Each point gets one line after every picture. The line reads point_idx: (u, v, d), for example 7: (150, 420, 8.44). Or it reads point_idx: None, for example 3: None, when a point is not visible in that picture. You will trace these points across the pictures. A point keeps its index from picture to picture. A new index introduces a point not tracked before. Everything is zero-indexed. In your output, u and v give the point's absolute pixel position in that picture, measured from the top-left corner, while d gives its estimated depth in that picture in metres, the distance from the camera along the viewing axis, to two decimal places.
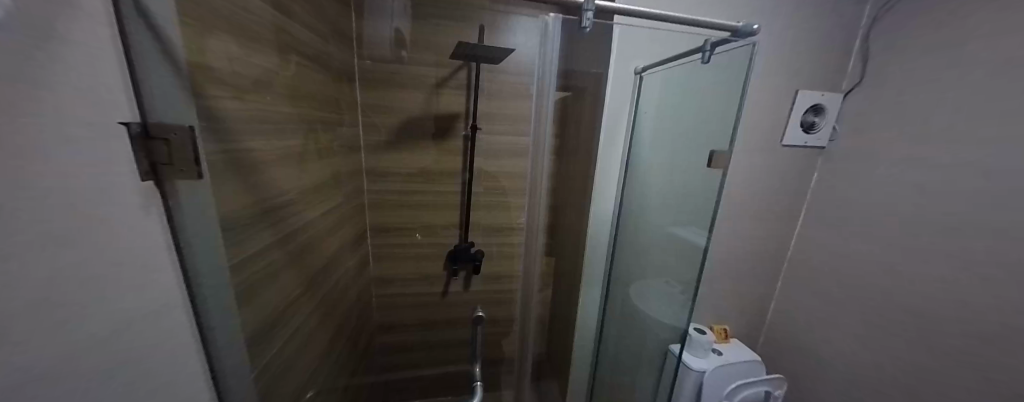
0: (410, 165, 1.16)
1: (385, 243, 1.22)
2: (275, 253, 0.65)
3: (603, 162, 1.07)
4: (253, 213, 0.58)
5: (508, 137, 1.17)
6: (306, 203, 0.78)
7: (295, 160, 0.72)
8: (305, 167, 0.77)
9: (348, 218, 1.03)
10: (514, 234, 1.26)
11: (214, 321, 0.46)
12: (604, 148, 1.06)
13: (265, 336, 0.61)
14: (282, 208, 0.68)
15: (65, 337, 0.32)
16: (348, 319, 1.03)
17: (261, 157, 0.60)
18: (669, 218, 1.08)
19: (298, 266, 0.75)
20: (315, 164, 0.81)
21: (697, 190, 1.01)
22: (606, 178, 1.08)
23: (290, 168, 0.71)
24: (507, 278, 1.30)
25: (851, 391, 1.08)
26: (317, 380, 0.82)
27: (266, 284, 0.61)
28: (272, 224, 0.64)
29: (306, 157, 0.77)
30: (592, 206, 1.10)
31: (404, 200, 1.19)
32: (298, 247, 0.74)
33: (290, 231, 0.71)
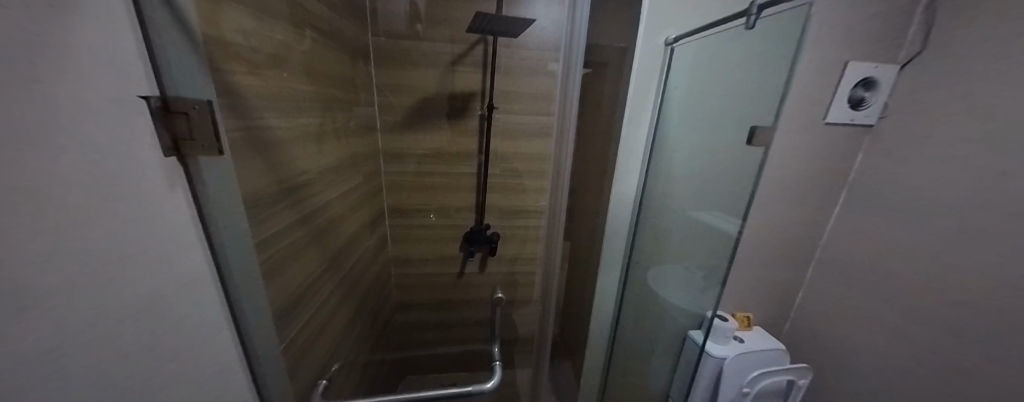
0: (426, 146, 1.14)
1: (402, 224, 1.23)
2: (296, 232, 0.66)
3: (627, 141, 1.01)
4: (273, 193, 0.58)
5: (527, 117, 1.14)
6: (325, 184, 0.78)
7: (313, 140, 0.72)
8: (323, 148, 0.76)
9: (366, 200, 1.04)
10: (535, 217, 1.25)
11: (242, 296, 0.48)
12: (627, 126, 0.99)
13: (289, 312, 0.62)
14: (302, 188, 0.68)
15: (104, 307, 0.33)
16: (369, 297, 1.06)
17: (280, 135, 0.60)
18: (695, 202, 1.03)
19: (319, 246, 0.76)
20: (333, 145, 0.81)
21: (730, 175, 0.92)
22: (628, 159, 1.02)
23: (309, 149, 0.71)
24: (524, 260, 1.31)
25: (880, 386, 1.02)
26: (340, 356, 0.85)
27: (289, 262, 0.63)
28: (292, 204, 0.65)
29: (324, 138, 0.76)
30: (613, 190, 1.05)
31: (420, 182, 1.18)
32: (318, 227, 0.75)
33: (310, 211, 0.71)
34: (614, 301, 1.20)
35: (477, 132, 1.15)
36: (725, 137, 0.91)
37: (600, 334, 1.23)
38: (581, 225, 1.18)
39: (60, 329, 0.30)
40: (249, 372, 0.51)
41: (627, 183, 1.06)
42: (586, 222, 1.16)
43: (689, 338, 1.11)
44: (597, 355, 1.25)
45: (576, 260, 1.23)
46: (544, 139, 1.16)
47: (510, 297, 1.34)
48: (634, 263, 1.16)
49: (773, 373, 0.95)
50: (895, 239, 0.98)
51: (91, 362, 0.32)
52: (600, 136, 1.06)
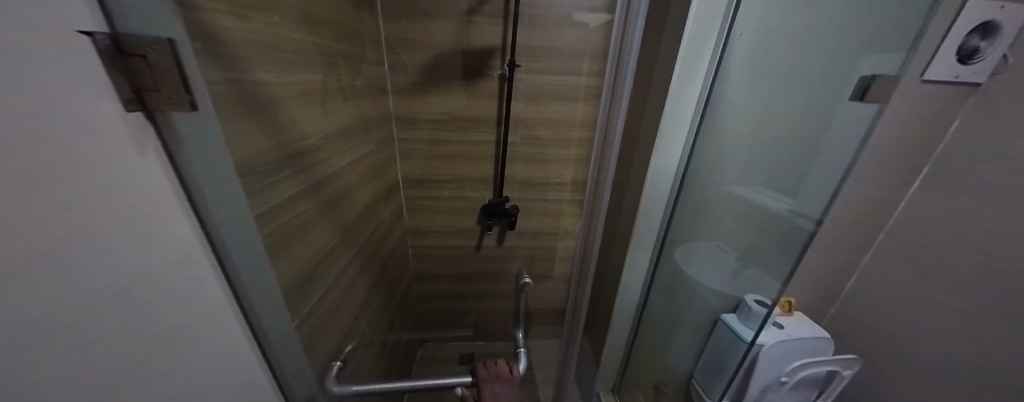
0: (441, 111, 1.05)
1: (417, 195, 1.17)
2: (303, 203, 0.60)
3: (679, 103, 0.82)
4: (273, 159, 0.51)
5: (553, 77, 1.01)
6: (332, 150, 0.71)
7: (315, 100, 0.64)
8: (327, 109, 0.68)
9: (379, 169, 0.96)
10: (558, 189, 1.17)
11: (243, 274, 0.43)
12: (684, 84, 0.80)
13: (299, 288, 0.58)
14: (306, 155, 0.61)
15: (69, 293, 0.27)
16: (386, 268, 1.04)
17: (277, 93, 0.53)
18: (739, 176, 0.90)
19: (331, 218, 0.71)
20: (338, 106, 0.73)
21: (795, 147, 0.81)
22: (677, 124, 0.85)
23: (312, 111, 0.63)
24: (545, 235, 1.25)
25: (920, 387, 0.90)
26: (356, 334, 0.82)
27: (297, 235, 0.58)
28: (296, 171, 0.58)
29: (326, 98, 0.68)
30: (653, 159, 0.88)
31: (434, 150, 1.10)
32: (328, 197, 0.70)
33: (318, 179, 0.65)
34: (641, 285, 1.09)
35: (497, 95, 1.04)
36: (795, 100, 0.79)
37: (623, 319, 1.14)
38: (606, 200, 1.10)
39: (22, 318, 0.25)
40: (262, 350, 0.47)
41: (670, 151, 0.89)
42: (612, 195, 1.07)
43: (722, 320, 1.04)
44: (620, 335, 1.19)
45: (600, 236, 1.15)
46: (573, 104, 1.05)
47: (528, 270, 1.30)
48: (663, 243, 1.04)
49: (815, 364, 0.87)
50: (969, 217, 0.81)
51: (69, 353, 0.27)
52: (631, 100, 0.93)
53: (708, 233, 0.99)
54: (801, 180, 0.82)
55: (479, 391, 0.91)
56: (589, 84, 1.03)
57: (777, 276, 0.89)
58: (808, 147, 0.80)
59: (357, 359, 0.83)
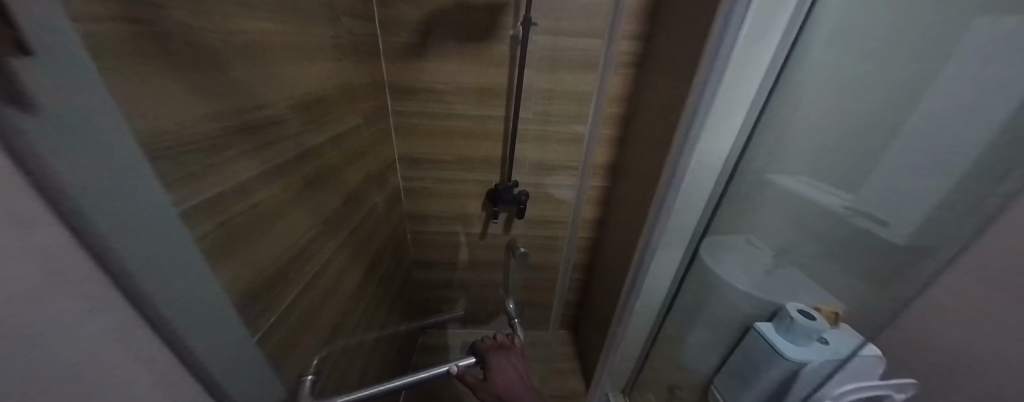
0: (443, 79, 0.90)
1: (415, 176, 1.04)
2: (265, 192, 0.47)
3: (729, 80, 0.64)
4: (218, 134, 0.39)
5: (575, 40, 0.85)
6: (306, 123, 0.57)
7: (269, 57, 0.49)
8: (291, 70, 0.53)
9: (369, 147, 0.83)
10: (573, 173, 1.05)
11: (158, 299, 0.31)
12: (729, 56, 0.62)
13: (257, 299, 0.46)
14: (264, 128, 0.47)
15: None
16: (381, 257, 0.94)
17: (219, 44, 0.40)
18: (806, 164, 0.74)
19: (311, 208, 0.58)
20: (309, 67, 0.58)
21: (868, 133, 0.63)
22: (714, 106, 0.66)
23: (265, 70, 0.48)
24: (557, 223, 1.14)
25: None
26: (341, 336, 0.73)
27: (264, 225, 0.47)
28: (248, 150, 0.44)
29: (289, 56, 0.53)
30: (693, 148, 0.70)
31: (435, 126, 0.96)
32: (306, 183, 0.56)
33: (289, 160, 0.52)
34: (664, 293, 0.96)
35: (509, 61, 0.88)
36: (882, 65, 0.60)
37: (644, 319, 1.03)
38: (629, 188, 0.96)
39: None
40: (200, 387, 0.36)
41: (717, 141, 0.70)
42: (633, 183, 0.94)
43: (754, 328, 0.90)
44: (637, 337, 1.09)
45: (619, 229, 1.03)
46: (596, 73, 0.90)
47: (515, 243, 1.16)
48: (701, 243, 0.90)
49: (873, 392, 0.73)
50: None
51: None
52: (671, 70, 0.77)
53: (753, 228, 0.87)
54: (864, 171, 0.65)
55: (485, 363, 0.85)
56: (618, 49, 0.87)
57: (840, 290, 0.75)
58: (887, 137, 0.60)
59: (343, 360, 0.74)
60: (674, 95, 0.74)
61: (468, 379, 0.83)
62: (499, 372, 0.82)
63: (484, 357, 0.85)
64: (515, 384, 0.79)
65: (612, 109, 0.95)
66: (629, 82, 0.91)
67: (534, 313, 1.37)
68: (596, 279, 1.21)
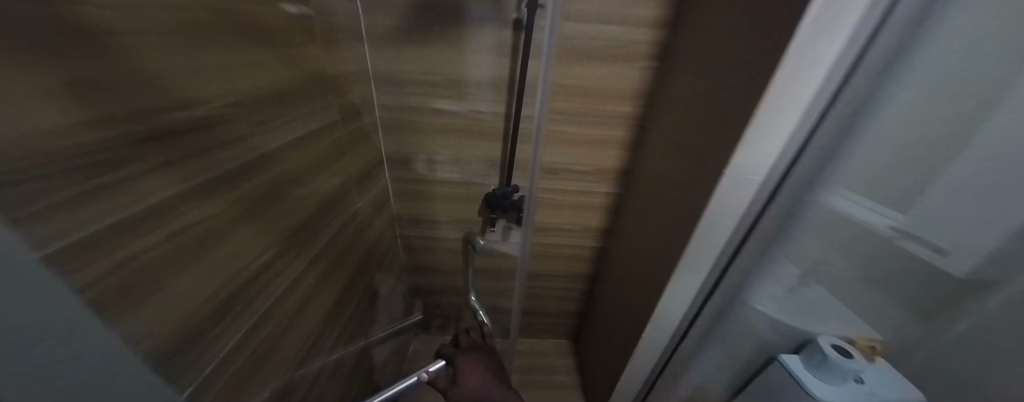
0: (436, 70, 0.79)
1: (405, 176, 0.94)
2: (196, 212, 0.37)
3: (803, 90, 0.46)
4: (134, 141, 0.30)
5: (588, 26, 0.73)
6: (259, 122, 0.46)
7: (214, 41, 0.38)
8: (242, 57, 0.42)
9: (348, 147, 0.72)
10: (580, 178, 0.94)
11: (7, 395, 0.20)
12: (805, 57, 0.43)
13: (180, 351, 0.36)
14: (197, 131, 0.36)
15: None
16: (364, 268, 0.84)
17: (142, 22, 0.30)
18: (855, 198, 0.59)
19: (257, 227, 0.47)
20: (265, 51, 0.47)
21: (929, 150, 0.53)
22: (791, 121, 0.48)
23: (206, 58, 0.37)
24: (560, 231, 1.04)
25: None
26: (309, 364, 0.64)
27: (194, 254, 0.37)
28: (171, 159, 0.33)
29: (239, 39, 0.42)
30: (736, 162, 0.52)
31: (426, 122, 0.86)
32: (253, 196, 0.46)
33: (230, 168, 0.41)
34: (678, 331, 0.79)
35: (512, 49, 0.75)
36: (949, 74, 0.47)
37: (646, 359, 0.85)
38: (643, 197, 0.86)
39: None
40: None
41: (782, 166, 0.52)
42: (649, 192, 0.83)
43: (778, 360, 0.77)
44: None
45: (630, 241, 0.93)
46: (610, 65, 0.78)
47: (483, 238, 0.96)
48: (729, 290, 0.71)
49: None
50: None
51: None
52: (702, 64, 0.65)
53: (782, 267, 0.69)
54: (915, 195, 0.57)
55: (454, 363, 0.79)
56: (639, 37, 0.75)
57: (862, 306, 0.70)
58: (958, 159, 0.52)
59: (313, 390, 0.66)
60: (705, 95, 0.62)
61: (440, 384, 0.77)
62: (469, 371, 0.76)
63: (453, 356, 0.79)
64: (484, 380, 0.73)
65: (627, 107, 0.83)
66: (648, 77, 0.79)
67: (532, 322, 1.29)
68: (601, 291, 1.11)
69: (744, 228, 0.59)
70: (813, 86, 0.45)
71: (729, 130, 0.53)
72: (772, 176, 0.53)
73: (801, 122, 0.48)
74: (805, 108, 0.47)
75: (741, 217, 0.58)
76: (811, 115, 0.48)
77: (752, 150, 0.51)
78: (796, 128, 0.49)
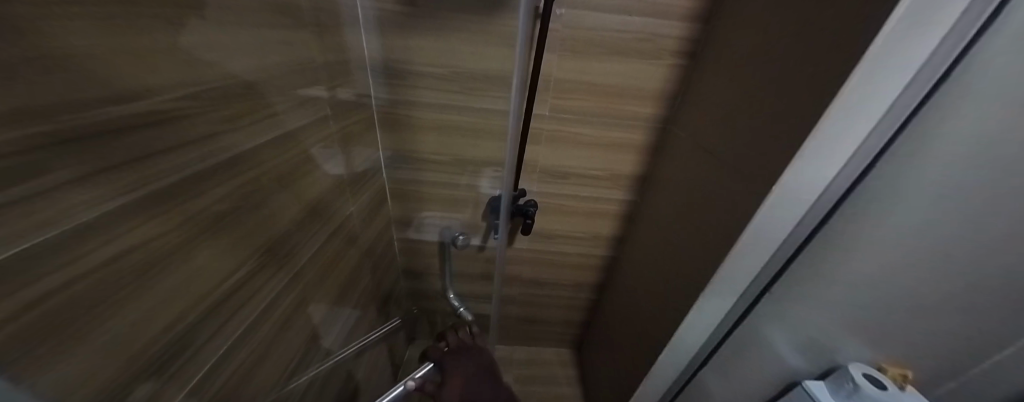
0: (442, 61, 0.72)
1: (405, 177, 0.87)
2: (146, 228, 0.30)
3: (880, 102, 0.38)
4: (84, 140, 0.24)
5: (611, 17, 0.66)
6: (223, 117, 0.37)
7: (159, 15, 0.30)
8: (198, 37, 0.34)
9: (340, 146, 0.65)
10: (593, 183, 0.87)
11: None
12: (886, 64, 0.35)
13: (126, 399, 0.29)
14: (140, 129, 0.28)
15: None
16: (358, 276, 0.77)
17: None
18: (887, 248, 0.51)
19: (222, 243, 0.39)
20: (234, 32, 0.39)
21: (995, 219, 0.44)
22: (859, 139, 0.40)
23: (144, 36, 0.28)
24: (569, 239, 0.98)
25: None
26: (294, 385, 0.58)
27: (154, 274, 0.31)
28: (110, 165, 0.26)
29: (197, 15, 0.34)
30: (786, 184, 0.45)
31: (428, 118, 0.79)
32: (219, 204, 0.38)
33: (190, 174, 0.34)
34: (698, 353, 0.73)
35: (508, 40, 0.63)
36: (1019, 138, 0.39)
37: (661, 380, 0.79)
38: (665, 207, 0.79)
39: None
40: None
41: (840, 185, 0.45)
42: (672, 201, 0.77)
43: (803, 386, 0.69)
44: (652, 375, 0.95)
45: (646, 252, 0.87)
46: (633, 62, 0.70)
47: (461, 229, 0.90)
48: (755, 315, 0.65)
49: None
50: None
51: None
52: (740, 63, 0.57)
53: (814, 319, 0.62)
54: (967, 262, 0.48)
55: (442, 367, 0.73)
56: (666, 32, 0.67)
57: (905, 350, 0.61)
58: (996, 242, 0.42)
59: None
60: (746, 99, 0.55)
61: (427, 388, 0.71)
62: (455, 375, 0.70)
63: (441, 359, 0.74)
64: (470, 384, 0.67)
65: (649, 109, 0.76)
66: (675, 76, 0.72)
67: (535, 330, 1.23)
68: (609, 301, 1.05)
69: (784, 250, 0.53)
70: (892, 97, 0.37)
71: (779, 142, 0.46)
72: (827, 196, 0.46)
73: (872, 136, 0.40)
74: (877, 121, 0.39)
75: (785, 238, 0.51)
76: (884, 128, 0.40)
77: (809, 168, 0.43)
78: (865, 144, 0.41)
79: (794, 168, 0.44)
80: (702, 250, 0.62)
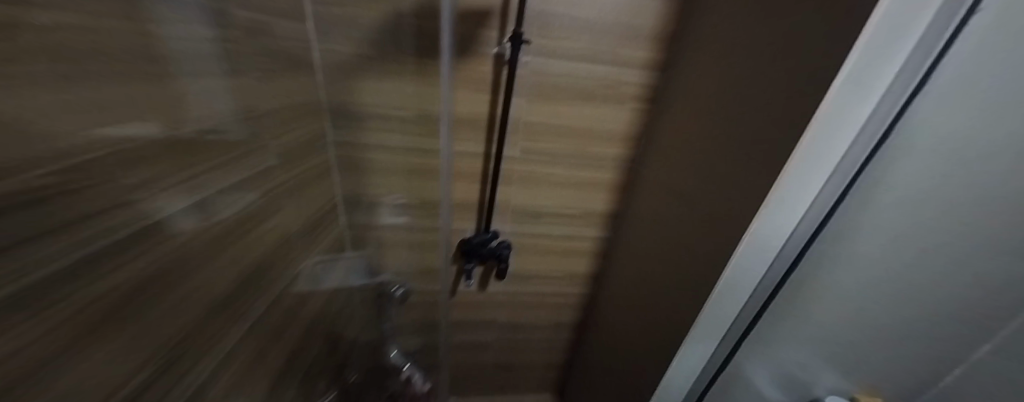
0: (411, 105, 0.69)
1: (364, 225, 0.78)
2: (71, 317, 0.23)
3: (833, 155, 0.41)
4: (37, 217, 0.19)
5: (577, 65, 0.68)
6: (170, 178, 0.32)
7: (79, 61, 0.22)
8: (140, 89, 0.28)
9: (292, 197, 0.57)
10: (567, 222, 0.86)
11: None
12: (828, 125, 0.38)
13: None
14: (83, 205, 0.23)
15: None
16: (311, 343, 0.66)
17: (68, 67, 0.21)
18: (861, 281, 0.52)
19: (154, 330, 0.32)
20: (176, 82, 0.32)
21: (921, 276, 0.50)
22: (816, 190, 0.43)
23: (55, 94, 0.20)
24: (546, 279, 0.94)
25: None
26: None
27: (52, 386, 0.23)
28: (45, 238, 0.20)
29: (130, 59, 0.27)
30: (757, 231, 0.46)
31: (394, 162, 0.75)
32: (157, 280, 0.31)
33: (123, 249, 0.27)
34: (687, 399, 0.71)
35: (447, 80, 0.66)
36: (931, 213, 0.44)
37: None
38: (639, 245, 0.79)
39: None
40: None
41: (805, 230, 0.47)
42: (646, 240, 0.76)
43: None
44: None
45: (623, 291, 0.85)
46: (599, 106, 0.72)
47: (374, 265, 0.81)
48: (739, 357, 0.64)
49: None
50: None
51: None
52: (703, 110, 0.60)
53: (789, 359, 0.64)
54: (907, 310, 0.53)
55: None
56: (629, 80, 0.70)
57: (879, 383, 0.61)
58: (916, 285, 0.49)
59: None
60: (714, 145, 0.57)
61: None
62: None
63: None
64: None
65: (617, 149, 0.77)
66: (640, 119, 0.75)
67: (512, 377, 1.15)
68: (589, 341, 1.01)
69: (759, 293, 0.53)
70: (843, 151, 0.41)
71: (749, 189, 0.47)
72: (794, 241, 0.48)
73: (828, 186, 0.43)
74: (831, 172, 0.42)
75: (759, 281, 0.52)
76: (839, 178, 0.43)
77: (775, 215, 0.45)
78: (823, 193, 0.44)
79: (762, 216, 0.45)
80: (682, 293, 0.61)
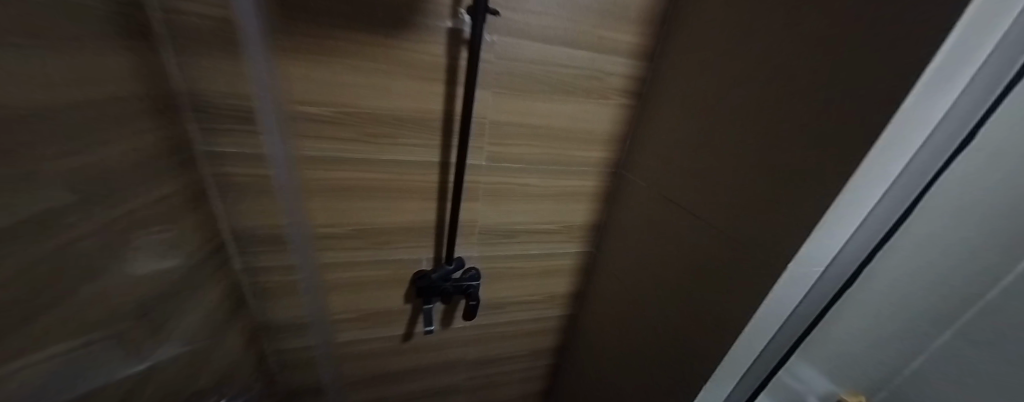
0: (331, 99, 0.47)
1: (285, 265, 0.58)
2: None
3: (895, 171, 0.33)
4: None
5: (556, 49, 0.54)
6: None
7: None
8: None
9: (131, 252, 0.35)
10: (545, 239, 0.73)
11: None
12: (903, 130, 0.31)
13: None
14: None
15: None
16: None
17: None
18: (883, 288, 0.49)
19: None
20: None
21: (933, 280, 0.48)
22: (875, 210, 0.36)
23: None
24: (522, 305, 0.81)
25: None
26: None
27: None
28: None
29: None
30: (804, 256, 0.39)
31: (310, 181, 0.52)
32: None
33: None
34: None
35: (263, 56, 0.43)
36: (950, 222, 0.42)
37: None
38: (628, 261, 0.69)
39: None
40: None
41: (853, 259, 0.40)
42: (637, 254, 0.67)
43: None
44: None
45: (611, 311, 0.75)
46: (580, 101, 0.60)
47: (258, 323, 0.62)
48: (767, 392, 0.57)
49: None
50: None
51: None
52: (706, 107, 0.51)
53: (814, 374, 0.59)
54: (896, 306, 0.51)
55: None
56: (614, 70, 0.59)
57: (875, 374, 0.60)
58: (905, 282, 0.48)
59: None
60: (732, 149, 0.47)
61: None
62: None
63: None
64: None
65: (598, 151, 0.66)
66: (624, 116, 0.64)
67: None
68: (572, 365, 0.91)
69: (792, 326, 0.46)
70: (910, 165, 0.33)
71: (785, 210, 0.40)
72: (837, 269, 0.41)
73: (885, 207, 0.36)
74: (885, 189, 0.35)
75: (790, 313, 0.45)
76: (899, 201, 0.35)
77: (822, 243, 0.38)
78: (872, 217, 0.37)
79: (816, 240, 0.38)
80: (699, 323, 0.54)
